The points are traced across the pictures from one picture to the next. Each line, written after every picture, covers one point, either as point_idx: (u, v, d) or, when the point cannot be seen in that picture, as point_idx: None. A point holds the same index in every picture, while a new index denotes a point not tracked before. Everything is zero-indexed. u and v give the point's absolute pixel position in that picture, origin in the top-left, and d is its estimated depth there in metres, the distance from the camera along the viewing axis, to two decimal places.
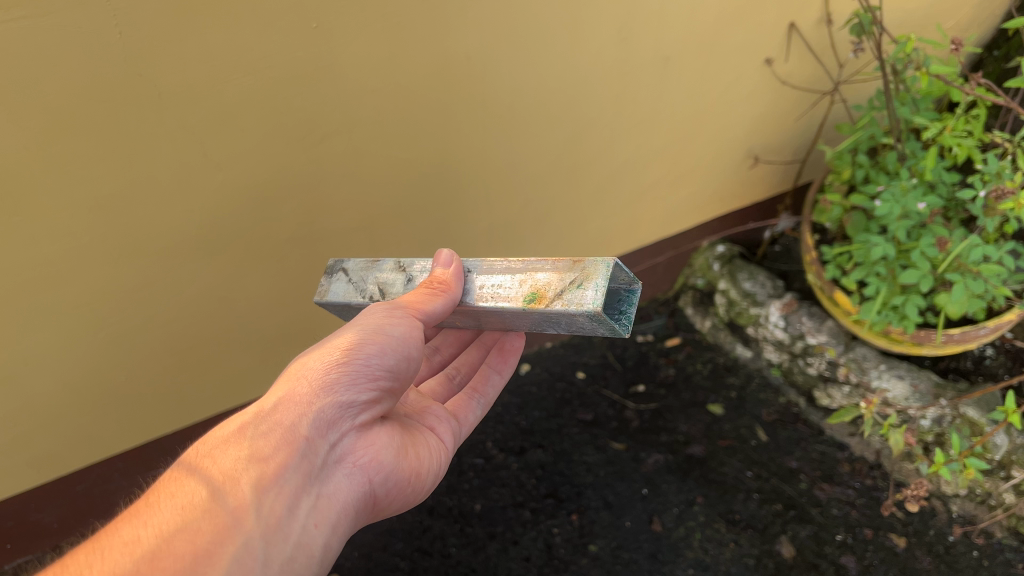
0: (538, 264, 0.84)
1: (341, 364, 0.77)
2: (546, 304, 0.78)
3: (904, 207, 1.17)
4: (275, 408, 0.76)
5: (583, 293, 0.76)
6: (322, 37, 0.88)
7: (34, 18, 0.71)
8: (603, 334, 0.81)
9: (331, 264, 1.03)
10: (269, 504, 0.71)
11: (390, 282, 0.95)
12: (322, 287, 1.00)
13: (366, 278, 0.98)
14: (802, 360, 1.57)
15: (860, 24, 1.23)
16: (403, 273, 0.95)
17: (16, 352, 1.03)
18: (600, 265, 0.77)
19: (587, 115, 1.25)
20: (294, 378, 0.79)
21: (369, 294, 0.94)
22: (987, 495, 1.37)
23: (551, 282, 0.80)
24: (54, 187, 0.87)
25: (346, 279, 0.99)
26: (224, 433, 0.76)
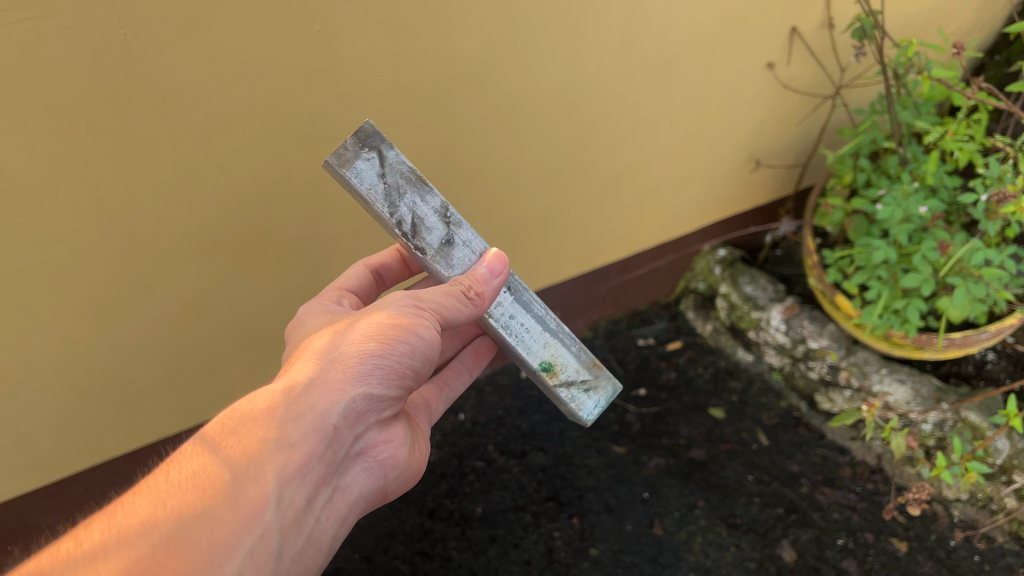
0: (564, 337, 1.02)
1: (374, 356, 0.77)
2: (553, 380, 0.99)
3: (905, 211, 1.17)
4: (306, 392, 0.74)
5: (584, 400, 1.02)
6: (325, 40, 0.88)
7: (40, 20, 0.71)
8: (553, 405, 1.07)
9: (370, 126, 0.82)
10: (292, 499, 0.71)
11: (426, 221, 0.88)
12: (346, 152, 0.80)
13: (404, 185, 0.85)
14: (804, 364, 1.57)
15: (862, 28, 1.23)
16: (444, 226, 0.89)
17: (18, 353, 1.03)
18: (604, 384, 1.04)
19: (590, 118, 1.25)
20: (323, 361, 0.77)
21: (399, 218, 0.85)
22: (989, 499, 1.39)
23: (565, 365, 1.01)
24: (57, 189, 0.87)
25: (384, 164, 0.83)
26: (245, 408, 0.74)
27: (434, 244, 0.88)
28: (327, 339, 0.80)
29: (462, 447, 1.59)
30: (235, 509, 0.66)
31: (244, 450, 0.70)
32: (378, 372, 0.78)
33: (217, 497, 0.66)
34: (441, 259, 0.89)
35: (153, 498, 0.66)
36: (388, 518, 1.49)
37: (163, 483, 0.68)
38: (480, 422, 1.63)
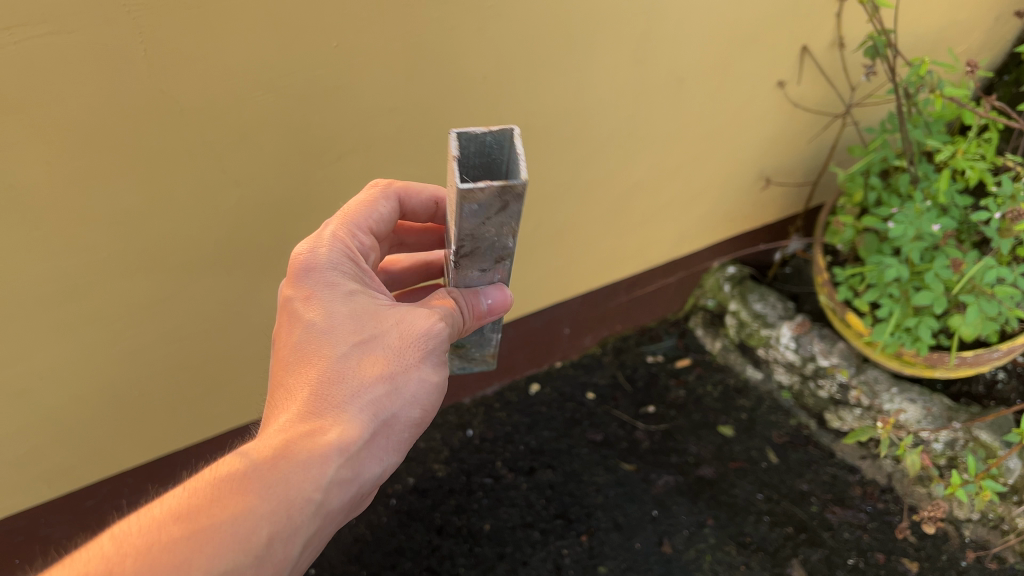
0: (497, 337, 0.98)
1: (412, 422, 0.74)
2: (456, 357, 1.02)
3: (918, 228, 1.17)
4: (353, 456, 0.68)
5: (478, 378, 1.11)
6: (342, 57, 0.89)
7: (61, 35, 0.72)
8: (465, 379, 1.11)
9: (522, 190, 0.61)
10: (300, 564, 0.66)
11: (482, 254, 0.74)
12: (480, 194, 0.60)
13: (494, 230, 0.69)
14: (813, 382, 1.56)
15: (873, 47, 1.24)
16: (490, 262, 0.77)
17: (32, 365, 1.03)
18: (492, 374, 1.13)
19: (600, 136, 1.26)
20: (376, 411, 0.71)
21: (458, 247, 0.71)
22: (1000, 519, 1.37)
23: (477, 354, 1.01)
24: (74, 203, 0.87)
25: (499, 214, 0.65)
26: (289, 453, 0.65)
27: (471, 267, 0.77)
28: (377, 375, 0.72)
29: (471, 463, 1.59)
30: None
31: (287, 513, 0.63)
32: (405, 438, 0.75)
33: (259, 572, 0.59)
34: (459, 274, 0.78)
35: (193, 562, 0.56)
36: (395, 534, 1.48)
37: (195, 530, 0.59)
38: (488, 438, 1.63)
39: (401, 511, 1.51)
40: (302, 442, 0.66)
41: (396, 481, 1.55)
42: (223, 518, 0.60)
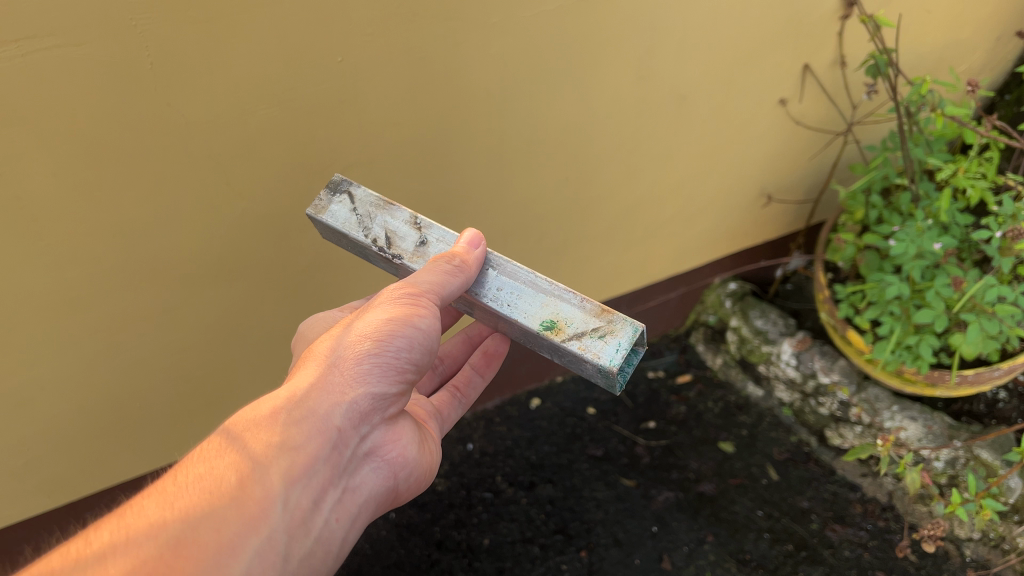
0: (564, 291, 0.85)
1: (369, 355, 0.74)
2: (563, 338, 0.81)
3: (920, 246, 1.17)
4: (302, 397, 0.73)
5: (601, 343, 0.81)
6: (346, 71, 0.90)
7: (69, 48, 0.73)
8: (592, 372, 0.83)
9: (342, 180, 0.93)
10: (298, 501, 0.70)
11: (397, 230, 0.90)
12: (319, 201, 0.91)
13: (373, 212, 0.91)
14: (814, 399, 1.57)
15: (876, 66, 1.25)
16: (415, 232, 0.90)
17: (32, 376, 1.03)
18: (627, 327, 0.81)
19: (602, 151, 1.26)
20: (324, 359, 0.75)
21: (375, 240, 0.89)
22: (1001, 539, 1.37)
23: (571, 319, 0.83)
24: (79, 215, 0.88)
25: (353, 203, 0.91)
26: (246, 416, 0.73)
27: (408, 248, 0.89)
28: (326, 340, 0.78)
29: (470, 477, 1.58)
30: (249, 525, 0.66)
31: (250, 456, 0.69)
32: (376, 373, 0.75)
33: (227, 509, 0.65)
34: (419, 259, 0.89)
35: (161, 510, 0.64)
36: (395, 548, 1.48)
37: (168, 491, 0.66)
38: (488, 452, 1.62)
39: (401, 525, 1.51)
40: (259, 404, 0.73)
41: None
42: (192, 475, 0.68)
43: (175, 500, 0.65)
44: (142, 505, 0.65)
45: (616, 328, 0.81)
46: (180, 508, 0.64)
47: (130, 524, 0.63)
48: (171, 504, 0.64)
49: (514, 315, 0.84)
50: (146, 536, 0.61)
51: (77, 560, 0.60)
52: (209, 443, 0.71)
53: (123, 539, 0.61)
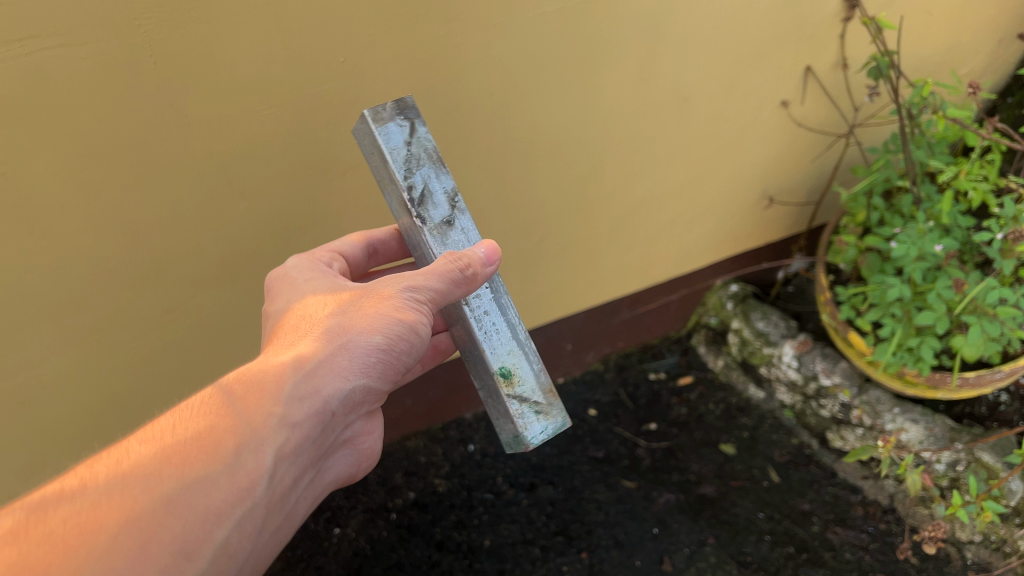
0: (531, 351, 0.88)
1: (375, 348, 0.75)
2: (508, 393, 0.85)
3: (921, 248, 1.17)
4: (310, 374, 0.72)
5: (531, 417, 0.86)
6: (349, 72, 0.90)
7: (72, 47, 0.73)
8: (504, 428, 0.89)
9: (413, 104, 0.81)
10: (284, 477, 0.70)
11: (433, 194, 0.82)
12: (382, 110, 0.79)
13: (423, 157, 0.81)
14: (815, 402, 1.57)
15: (878, 68, 1.25)
16: (446, 205, 0.84)
17: (34, 375, 1.03)
18: (557, 414, 0.88)
19: (605, 153, 1.26)
20: (332, 340, 0.75)
21: (410, 187, 0.80)
22: (1002, 542, 1.37)
23: (524, 380, 0.86)
24: (81, 214, 0.88)
25: (412, 135, 0.80)
26: (247, 377, 0.70)
27: (433, 219, 0.83)
28: (332, 318, 0.77)
29: (471, 478, 1.58)
30: (241, 490, 0.64)
31: (253, 423, 0.67)
32: (372, 365, 0.76)
33: (223, 470, 0.64)
34: (438, 236, 0.83)
35: (159, 460, 0.62)
36: (395, 549, 1.47)
37: (164, 440, 0.64)
38: (490, 453, 1.62)
39: (401, 526, 1.50)
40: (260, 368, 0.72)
41: (396, 496, 1.54)
42: (187, 425, 0.66)
43: (173, 450, 0.63)
44: (135, 451, 0.63)
45: (550, 411, 0.88)
46: (179, 461, 0.62)
47: (125, 470, 0.61)
48: (168, 453, 0.63)
49: (482, 349, 0.85)
50: (144, 487, 0.60)
51: (67, 501, 0.58)
52: (203, 398, 0.70)
53: (118, 486, 0.59)
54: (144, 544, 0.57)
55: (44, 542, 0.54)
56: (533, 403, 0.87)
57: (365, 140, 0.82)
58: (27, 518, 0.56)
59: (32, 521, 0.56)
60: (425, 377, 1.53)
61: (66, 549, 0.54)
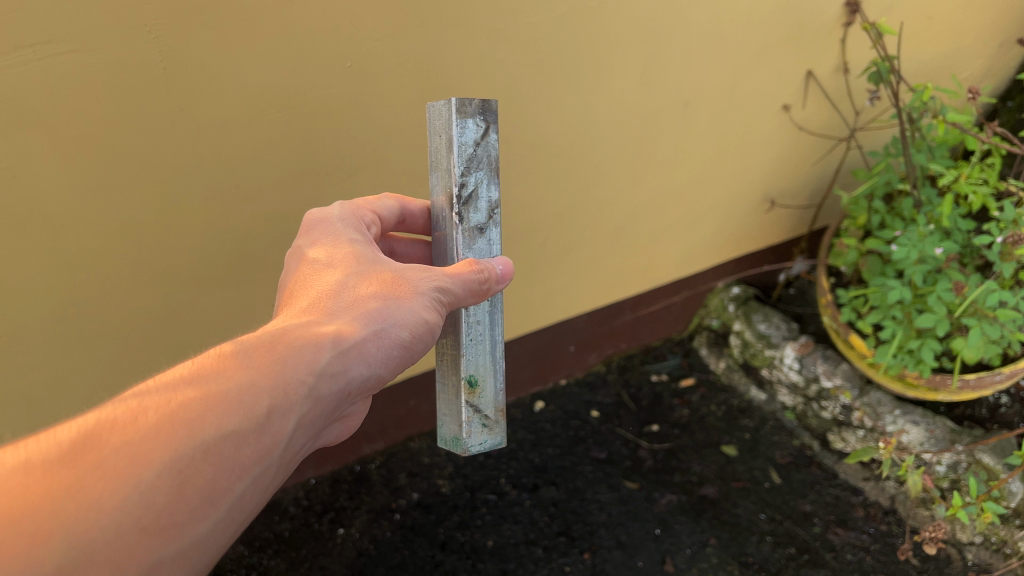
0: (498, 369, 0.89)
1: (401, 342, 0.70)
2: (468, 399, 0.84)
3: (921, 251, 1.18)
4: (346, 351, 0.64)
5: (478, 429, 0.86)
6: (355, 76, 0.91)
7: (82, 52, 0.74)
8: (447, 428, 0.87)
9: (496, 109, 0.78)
10: (294, 457, 0.61)
11: (477, 200, 0.80)
12: (466, 103, 0.76)
13: (483, 164, 0.79)
14: (817, 403, 1.58)
15: (878, 73, 1.26)
16: (485, 214, 0.81)
17: (41, 375, 1.04)
18: (500, 436, 0.88)
19: (608, 156, 1.27)
20: (370, 320, 0.68)
21: (461, 185, 0.78)
22: (1002, 543, 1.37)
23: (484, 394, 0.86)
24: (90, 217, 0.89)
25: (483, 137, 0.78)
26: (286, 337, 0.62)
27: (470, 223, 0.80)
28: (370, 295, 0.70)
29: (475, 479, 1.59)
30: (272, 453, 0.56)
31: (291, 391, 0.59)
32: (394, 357, 0.70)
33: (262, 423, 0.56)
34: (467, 240, 0.80)
35: (202, 400, 0.54)
36: (399, 548, 1.47)
37: (202, 378, 0.56)
38: (493, 454, 1.63)
39: (405, 526, 1.51)
40: (299, 330, 0.63)
41: (400, 496, 1.55)
42: (227, 365, 0.58)
43: (214, 390, 0.55)
44: (171, 385, 0.55)
45: (495, 429, 0.87)
46: (222, 404, 0.54)
47: (164, 405, 0.53)
48: (211, 392, 0.55)
49: (462, 354, 0.85)
50: (187, 427, 0.51)
51: (101, 430, 0.50)
52: (238, 344, 0.61)
53: (160, 420, 0.51)
54: (177, 493, 0.49)
55: (75, 473, 0.47)
56: (483, 418, 0.87)
57: (436, 125, 0.79)
58: (56, 447, 0.49)
59: (62, 450, 0.48)
60: (428, 377, 1.55)
61: (98, 485, 0.47)
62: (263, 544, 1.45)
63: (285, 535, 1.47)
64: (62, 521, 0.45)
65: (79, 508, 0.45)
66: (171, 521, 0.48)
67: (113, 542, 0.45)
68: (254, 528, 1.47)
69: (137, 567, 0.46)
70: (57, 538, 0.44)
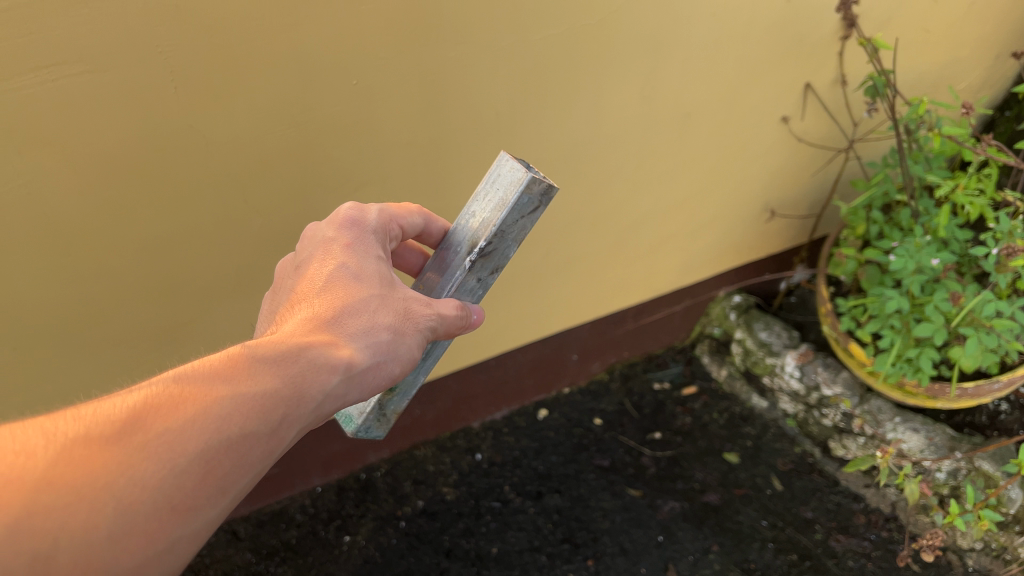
0: (421, 374, 0.88)
1: (398, 369, 0.71)
2: (377, 401, 0.84)
3: (918, 262, 1.20)
4: (356, 371, 0.66)
5: (372, 422, 0.87)
6: (361, 94, 0.93)
7: (97, 74, 0.76)
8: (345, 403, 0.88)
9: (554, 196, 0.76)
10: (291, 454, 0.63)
11: (491, 258, 0.79)
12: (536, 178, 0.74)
13: (517, 234, 0.78)
14: (818, 411, 1.60)
15: (875, 86, 1.28)
16: (489, 269, 0.81)
17: (53, 384, 1.06)
18: (382, 430, 0.91)
19: (610, 168, 1.29)
20: (382, 345, 0.69)
21: (487, 244, 0.77)
22: (1002, 549, 1.39)
23: (396, 398, 0.86)
24: (104, 233, 0.91)
25: (531, 214, 0.76)
26: (306, 348, 0.63)
27: (472, 273, 0.80)
28: (386, 319, 0.70)
29: (479, 487, 1.60)
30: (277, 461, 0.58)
31: (304, 407, 0.60)
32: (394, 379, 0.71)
33: (277, 425, 0.58)
34: (462, 283, 0.80)
35: (232, 396, 0.56)
36: (404, 556, 1.49)
37: (234, 371, 0.58)
38: (497, 462, 1.64)
39: (410, 534, 1.52)
40: (320, 345, 0.64)
41: (405, 504, 1.56)
42: (255, 363, 0.59)
43: (244, 388, 0.57)
44: (205, 374, 0.57)
45: (382, 426, 0.89)
46: (248, 405, 0.56)
47: (200, 395, 0.55)
48: (242, 390, 0.56)
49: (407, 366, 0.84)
50: (212, 432, 0.53)
51: (143, 411, 0.52)
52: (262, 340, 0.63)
53: (196, 411, 0.53)
54: (202, 483, 0.52)
55: (121, 451, 0.50)
56: (382, 415, 0.88)
57: (497, 180, 0.76)
58: (106, 422, 0.51)
59: (112, 424, 0.51)
60: (434, 388, 1.55)
61: (139, 469, 0.49)
62: (270, 552, 1.48)
63: (292, 542, 1.49)
64: (109, 494, 0.48)
65: (123, 488, 0.48)
66: (194, 507, 0.51)
67: (147, 519, 0.49)
68: (261, 536, 1.49)
69: (159, 547, 0.50)
70: (106, 509, 0.47)
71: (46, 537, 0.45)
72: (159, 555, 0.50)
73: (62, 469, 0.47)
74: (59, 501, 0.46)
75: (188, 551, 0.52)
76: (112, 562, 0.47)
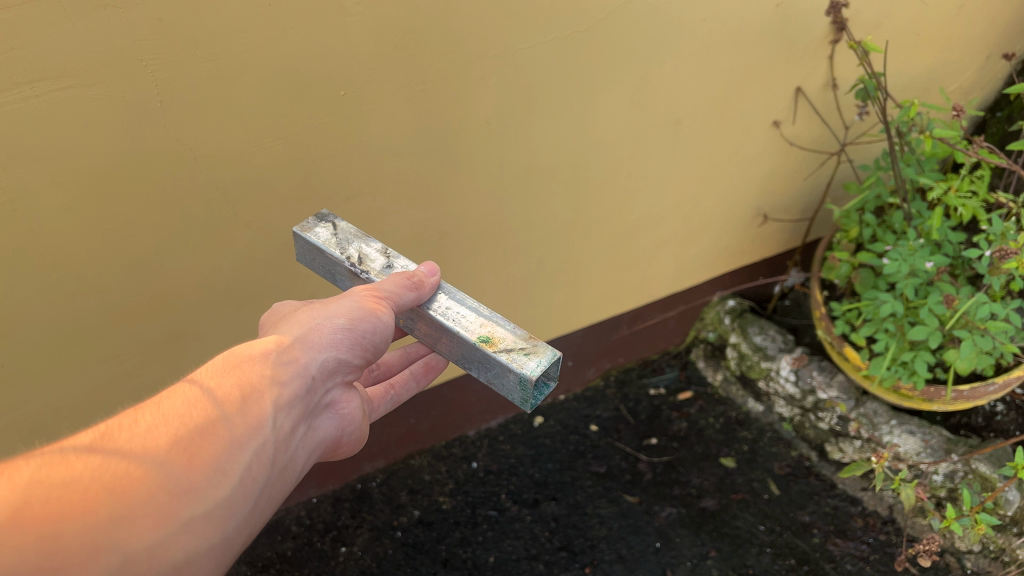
0: (501, 321, 0.84)
1: (344, 329, 0.74)
2: (494, 350, 0.79)
3: (911, 266, 1.20)
4: (292, 348, 0.72)
5: (525, 358, 0.78)
6: (350, 104, 0.93)
7: (83, 88, 0.75)
8: (513, 399, 0.81)
9: (328, 216, 0.93)
10: (283, 423, 0.68)
11: (368, 255, 0.88)
12: (306, 223, 0.91)
13: (350, 239, 0.89)
14: (814, 414, 1.60)
15: (865, 90, 1.28)
16: (384, 257, 0.88)
17: (42, 400, 1.05)
18: (547, 348, 0.80)
19: (602, 174, 1.29)
20: (309, 326, 0.75)
21: (349, 257, 0.86)
22: (1001, 551, 1.39)
23: (505, 339, 0.81)
24: (91, 248, 0.91)
25: (335, 229, 0.91)
26: (236, 351, 0.70)
27: (375, 267, 0.86)
28: (309, 312, 0.77)
29: (475, 496, 1.59)
30: (246, 425, 0.64)
31: (249, 384, 0.67)
32: (349, 343, 0.75)
33: (239, 408, 0.65)
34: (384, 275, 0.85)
35: (182, 399, 0.63)
36: (401, 566, 1.48)
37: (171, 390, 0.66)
38: (493, 470, 1.64)
39: (407, 544, 1.51)
40: (246, 346, 0.71)
41: (401, 514, 1.56)
42: (190, 380, 0.67)
43: (183, 393, 0.64)
44: (151, 401, 0.65)
45: (540, 346, 0.80)
46: (187, 401, 0.63)
47: (156, 409, 0.63)
48: (179, 395, 0.64)
49: (455, 334, 0.82)
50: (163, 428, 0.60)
51: (106, 433, 0.60)
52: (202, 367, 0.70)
53: (145, 420, 0.61)
54: (186, 466, 0.58)
55: (93, 457, 0.56)
56: (519, 347, 0.80)
57: (315, 260, 0.91)
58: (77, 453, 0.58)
59: (82, 443, 0.58)
60: (429, 396, 1.54)
61: (109, 464, 0.56)
62: (266, 565, 1.46)
63: (288, 554, 1.48)
64: (96, 485, 0.54)
65: (103, 479, 0.55)
66: (176, 478, 0.57)
67: (146, 500, 0.55)
68: (256, 549, 1.47)
69: (161, 517, 0.55)
70: (98, 497, 0.53)
71: (51, 525, 0.50)
72: (171, 534, 0.55)
73: (47, 473, 0.54)
74: (54, 496, 0.52)
75: (204, 532, 0.58)
76: (121, 537, 0.53)
